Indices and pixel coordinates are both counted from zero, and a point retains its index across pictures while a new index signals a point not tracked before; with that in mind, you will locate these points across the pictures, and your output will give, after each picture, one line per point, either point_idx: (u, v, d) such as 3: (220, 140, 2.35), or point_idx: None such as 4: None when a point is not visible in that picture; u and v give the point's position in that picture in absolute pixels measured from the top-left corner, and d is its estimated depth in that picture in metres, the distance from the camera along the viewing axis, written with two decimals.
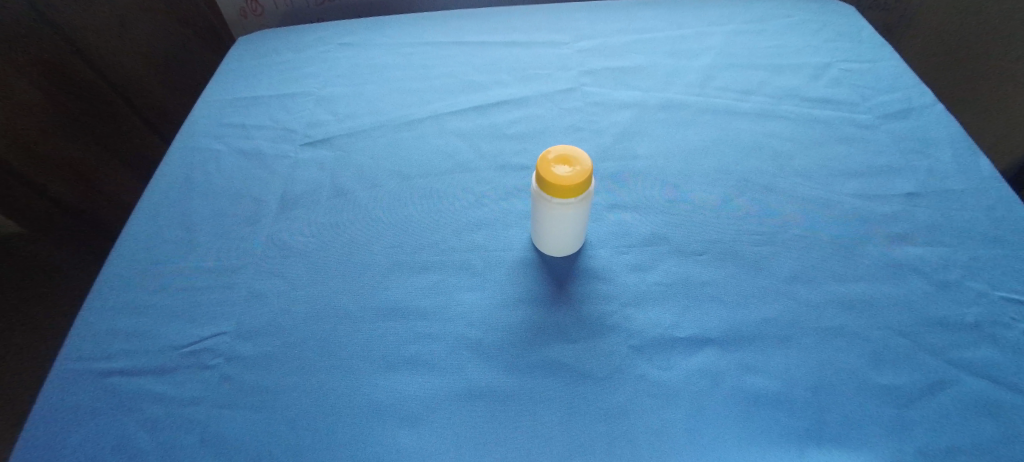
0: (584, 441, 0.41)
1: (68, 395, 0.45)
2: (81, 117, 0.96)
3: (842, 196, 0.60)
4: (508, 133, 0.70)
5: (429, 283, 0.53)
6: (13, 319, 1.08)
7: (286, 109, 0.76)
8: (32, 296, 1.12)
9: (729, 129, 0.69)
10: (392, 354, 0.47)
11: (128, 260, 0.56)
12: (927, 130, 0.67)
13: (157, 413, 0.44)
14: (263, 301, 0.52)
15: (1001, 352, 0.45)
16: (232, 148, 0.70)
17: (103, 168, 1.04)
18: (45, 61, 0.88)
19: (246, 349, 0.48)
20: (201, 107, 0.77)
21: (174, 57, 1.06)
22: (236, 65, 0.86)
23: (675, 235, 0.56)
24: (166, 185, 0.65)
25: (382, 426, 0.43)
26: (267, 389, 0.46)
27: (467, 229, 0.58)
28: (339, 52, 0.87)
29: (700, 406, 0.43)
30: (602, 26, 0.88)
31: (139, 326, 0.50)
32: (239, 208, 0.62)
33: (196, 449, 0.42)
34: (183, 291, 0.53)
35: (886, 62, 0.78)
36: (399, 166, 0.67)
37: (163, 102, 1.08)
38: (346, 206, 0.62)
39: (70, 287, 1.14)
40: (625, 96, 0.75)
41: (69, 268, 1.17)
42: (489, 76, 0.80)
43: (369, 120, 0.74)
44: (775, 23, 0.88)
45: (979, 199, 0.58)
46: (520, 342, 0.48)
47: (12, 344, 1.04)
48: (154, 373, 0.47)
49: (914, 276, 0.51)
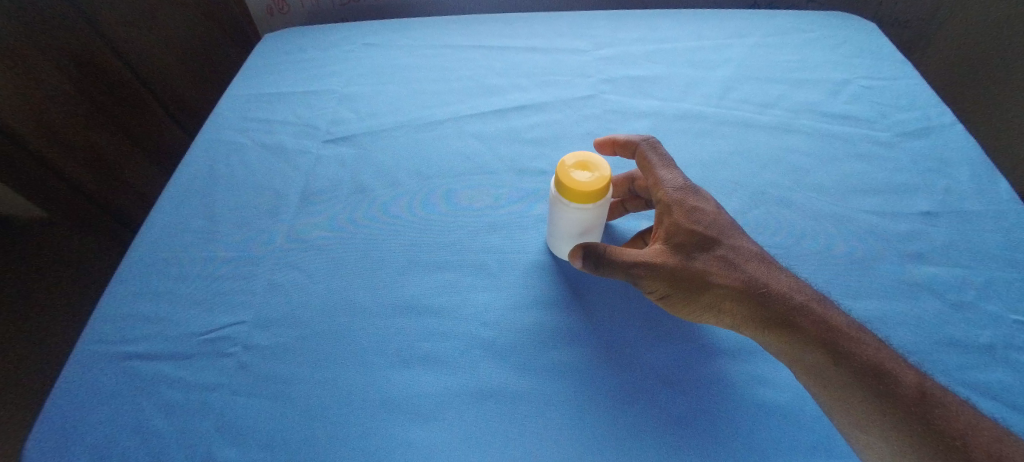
0: (595, 443, 0.42)
1: (90, 376, 0.47)
2: (104, 106, 0.97)
3: (858, 212, 0.60)
4: (526, 137, 0.71)
5: (444, 282, 0.54)
6: (31, 315, 1.08)
7: (309, 105, 0.78)
8: (50, 292, 1.11)
9: (746, 142, 0.69)
10: (406, 351, 0.48)
11: (152, 247, 0.58)
12: (946, 149, 0.67)
13: (174, 397, 0.46)
14: (281, 292, 0.53)
15: (1013, 375, 0.45)
16: (255, 142, 0.72)
17: (127, 160, 1.05)
18: (78, 54, 0.90)
19: (262, 339, 0.50)
20: (226, 100, 0.79)
21: (199, 52, 1.09)
22: (261, 61, 0.88)
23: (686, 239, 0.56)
24: (190, 175, 0.67)
25: (395, 420, 0.44)
26: (282, 379, 0.47)
27: (482, 231, 0.59)
28: (362, 51, 0.89)
29: (710, 414, 0.43)
30: (622, 34, 0.89)
31: (160, 312, 0.52)
32: (260, 201, 0.63)
33: (212, 433, 0.44)
34: (203, 280, 0.55)
35: (907, 80, 0.78)
36: (417, 166, 0.68)
37: (187, 97, 1.11)
38: (365, 204, 0.63)
39: (88, 282, 1.13)
40: (642, 105, 0.75)
41: (86, 262, 1.15)
42: (508, 80, 0.81)
43: (389, 119, 0.75)
44: (797, 37, 0.88)
45: (997, 220, 0.58)
46: (532, 344, 0.48)
47: (29, 341, 1.04)
48: (173, 357, 0.48)
49: (928, 295, 0.51)
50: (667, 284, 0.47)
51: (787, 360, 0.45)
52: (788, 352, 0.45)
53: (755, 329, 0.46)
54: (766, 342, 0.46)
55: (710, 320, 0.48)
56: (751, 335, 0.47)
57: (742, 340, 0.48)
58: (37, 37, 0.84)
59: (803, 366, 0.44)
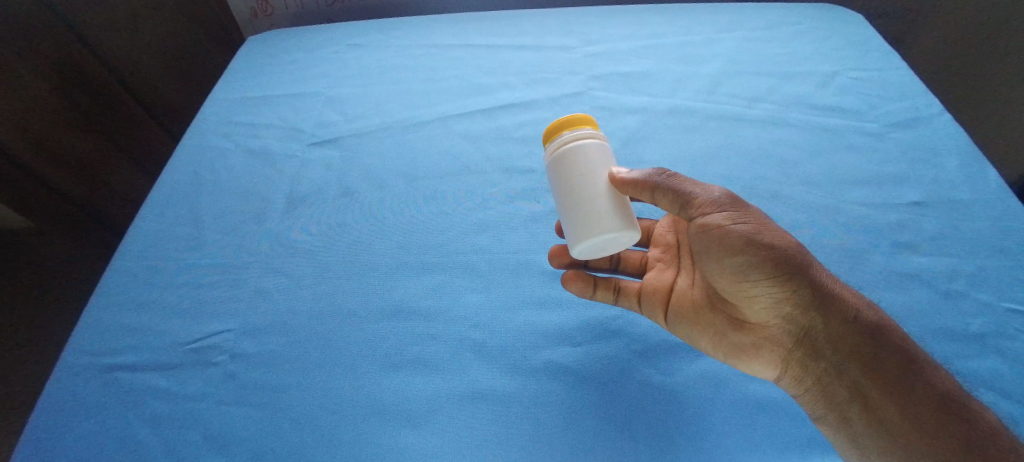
0: (589, 444, 0.42)
1: (73, 389, 0.46)
2: (88, 110, 0.94)
3: (848, 204, 0.60)
4: (515, 136, 0.71)
5: (433, 284, 0.53)
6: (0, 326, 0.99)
7: (294, 108, 0.77)
8: (22, 300, 1.03)
9: (736, 136, 0.69)
10: (395, 355, 0.48)
11: (136, 255, 0.57)
12: (935, 140, 0.67)
13: (161, 409, 0.45)
14: (268, 298, 0.53)
15: (1004, 363, 0.45)
16: (240, 146, 0.71)
17: (112, 166, 1.01)
18: (59, 58, 0.88)
19: (249, 346, 0.49)
20: (210, 105, 0.78)
21: (183, 55, 1.09)
22: (245, 64, 0.87)
23: (658, 258, 0.55)
24: (174, 181, 0.65)
25: (386, 426, 0.43)
26: (271, 387, 0.46)
27: (472, 232, 0.58)
28: (347, 53, 0.88)
29: (702, 411, 0.43)
30: (610, 31, 0.89)
31: (145, 321, 0.51)
32: (246, 205, 0.62)
33: (200, 444, 0.43)
34: (188, 288, 0.54)
35: (894, 71, 0.78)
36: (406, 167, 0.67)
37: (172, 100, 1.09)
38: (352, 207, 0.62)
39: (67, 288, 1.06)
40: (631, 101, 0.75)
41: (66, 267, 1.07)
42: (497, 79, 0.80)
43: (377, 121, 0.74)
44: (784, 30, 0.88)
45: (986, 209, 0.58)
46: (523, 345, 0.48)
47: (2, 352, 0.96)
48: (159, 368, 0.47)
49: (919, 286, 0.51)
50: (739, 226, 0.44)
51: (838, 345, 0.42)
52: (845, 333, 0.41)
53: (817, 307, 0.42)
54: (823, 325, 0.42)
55: (767, 289, 0.44)
56: (805, 317, 0.43)
57: (784, 328, 0.45)
58: (13, 40, 0.81)
59: (856, 350, 0.41)
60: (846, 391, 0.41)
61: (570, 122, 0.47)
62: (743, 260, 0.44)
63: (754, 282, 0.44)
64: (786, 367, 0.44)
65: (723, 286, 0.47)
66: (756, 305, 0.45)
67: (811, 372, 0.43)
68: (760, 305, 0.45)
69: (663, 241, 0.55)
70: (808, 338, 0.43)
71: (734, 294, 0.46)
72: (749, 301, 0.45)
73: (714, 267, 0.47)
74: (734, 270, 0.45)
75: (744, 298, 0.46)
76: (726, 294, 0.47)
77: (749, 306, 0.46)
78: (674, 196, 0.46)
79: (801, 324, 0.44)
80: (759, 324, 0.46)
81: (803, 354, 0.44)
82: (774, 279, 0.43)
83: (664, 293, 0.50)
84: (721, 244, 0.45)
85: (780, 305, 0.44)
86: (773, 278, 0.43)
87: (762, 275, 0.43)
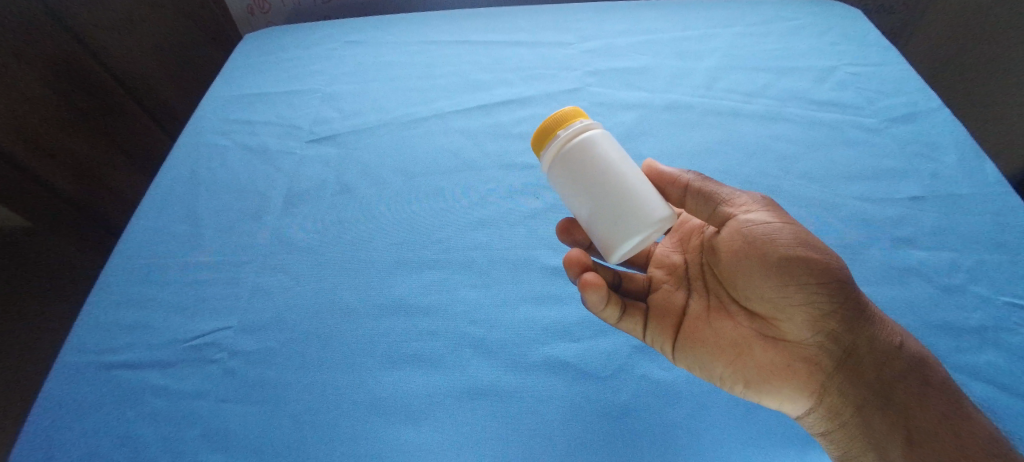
0: (589, 438, 0.42)
1: (71, 387, 0.46)
2: (84, 108, 0.93)
3: (846, 198, 0.60)
4: (512, 132, 0.70)
5: (431, 281, 0.53)
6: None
7: (291, 106, 0.77)
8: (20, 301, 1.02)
9: (734, 131, 0.69)
10: (394, 351, 0.48)
11: (134, 253, 0.57)
12: (933, 134, 0.67)
13: (160, 407, 0.45)
14: (266, 295, 0.52)
15: (1003, 357, 0.45)
16: (237, 144, 0.70)
17: (110, 165, 1.00)
18: (54, 57, 0.87)
19: (249, 343, 0.49)
20: (207, 103, 0.78)
21: (179, 53, 1.08)
22: (241, 62, 0.86)
23: (662, 280, 0.52)
24: (171, 180, 0.65)
25: (386, 422, 0.43)
26: (270, 384, 0.46)
27: (471, 228, 0.58)
28: (344, 50, 0.88)
29: (701, 406, 0.43)
30: (606, 27, 0.88)
31: (143, 319, 0.51)
32: (244, 203, 0.62)
33: (199, 441, 0.43)
34: (186, 286, 0.53)
35: (891, 66, 0.78)
36: (404, 164, 0.67)
37: (168, 98, 1.08)
38: (350, 204, 0.62)
39: (63, 287, 1.05)
40: (629, 97, 0.75)
41: (60, 267, 1.07)
42: (494, 75, 0.80)
43: (374, 118, 0.74)
44: (781, 26, 0.88)
45: (985, 203, 0.58)
46: (522, 341, 0.48)
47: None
48: (157, 366, 0.47)
49: (918, 280, 0.51)
50: (791, 241, 0.43)
51: (882, 369, 0.41)
52: (889, 357, 0.41)
53: (862, 329, 0.42)
54: (867, 349, 0.42)
55: (818, 308, 0.42)
56: (849, 340, 0.42)
57: (823, 351, 0.43)
58: (11, 41, 0.80)
59: (898, 375, 0.41)
60: (888, 421, 0.40)
61: (574, 113, 0.46)
62: (799, 277, 0.42)
63: (805, 301, 0.42)
64: (821, 393, 0.43)
65: (758, 302, 0.45)
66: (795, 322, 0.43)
67: (849, 398, 0.42)
68: (802, 325, 0.43)
69: (667, 261, 0.54)
70: (849, 363, 0.42)
71: (770, 310, 0.44)
72: (789, 321, 0.44)
73: (756, 284, 0.44)
74: (785, 287, 0.43)
75: (785, 316, 0.44)
76: (760, 309, 0.45)
77: (787, 326, 0.44)
78: (708, 200, 0.48)
79: (841, 347, 0.43)
80: (793, 346, 0.44)
81: (842, 380, 0.42)
82: (828, 298, 0.42)
83: (675, 319, 0.48)
84: (767, 259, 0.43)
85: (825, 326, 0.43)
86: (825, 290, 0.41)
87: (818, 293, 0.42)
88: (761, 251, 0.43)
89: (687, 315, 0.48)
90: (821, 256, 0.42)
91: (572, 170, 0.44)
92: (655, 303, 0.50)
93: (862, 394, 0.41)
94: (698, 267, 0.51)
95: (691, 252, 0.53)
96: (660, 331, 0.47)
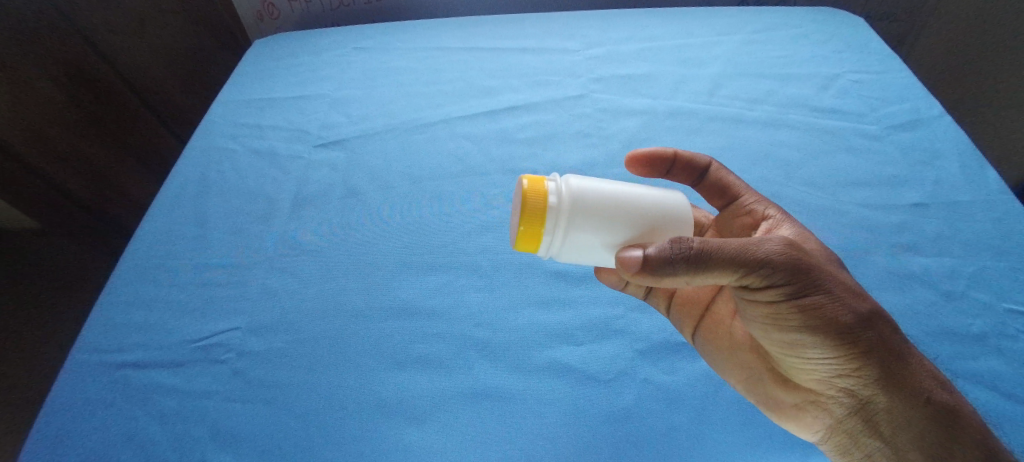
0: (592, 441, 0.42)
1: (82, 386, 0.47)
2: (94, 111, 0.94)
3: (848, 205, 0.60)
4: (517, 137, 0.71)
5: (437, 284, 0.54)
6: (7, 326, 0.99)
7: (300, 110, 0.78)
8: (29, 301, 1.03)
9: (738, 138, 0.70)
10: (401, 353, 0.48)
11: (144, 255, 0.58)
12: (936, 142, 0.67)
13: (169, 406, 0.45)
14: (274, 297, 0.53)
15: (1005, 364, 0.45)
16: (246, 148, 0.71)
17: (118, 167, 1.01)
18: (66, 59, 0.88)
19: (257, 344, 0.50)
20: (218, 107, 0.79)
21: (188, 57, 1.10)
22: (251, 67, 0.88)
23: None
24: (182, 183, 0.66)
25: (390, 423, 0.44)
26: (278, 385, 0.47)
27: (476, 232, 0.59)
28: (352, 55, 0.89)
29: (702, 410, 0.44)
30: (612, 34, 0.89)
31: (153, 320, 0.51)
32: (253, 206, 0.63)
33: (207, 441, 0.43)
34: (195, 288, 0.54)
35: (895, 74, 0.78)
36: (410, 168, 0.68)
37: (177, 101, 1.09)
38: (358, 207, 0.63)
39: (70, 288, 1.06)
40: (633, 103, 0.75)
41: (66, 267, 1.07)
42: (500, 81, 0.81)
43: (381, 122, 0.75)
44: (785, 33, 0.88)
45: (987, 211, 0.58)
46: (527, 344, 0.49)
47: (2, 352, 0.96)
48: (166, 366, 0.48)
49: (920, 286, 0.51)
50: (791, 296, 0.34)
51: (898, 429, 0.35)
52: (912, 420, 0.34)
53: (880, 385, 0.35)
54: (885, 408, 0.35)
55: (821, 360, 0.36)
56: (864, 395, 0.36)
57: (837, 398, 0.38)
58: (21, 46, 0.81)
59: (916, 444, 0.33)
60: None
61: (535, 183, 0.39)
62: (794, 331, 0.36)
63: (806, 351, 0.37)
64: (832, 431, 0.39)
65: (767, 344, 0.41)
66: (804, 370, 0.39)
67: (859, 445, 0.37)
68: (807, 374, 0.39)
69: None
70: (862, 415, 0.36)
71: (778, 354, 0.40)
72: (796, 366, 0.39)
73: (759, 326, 0.39)
74: (783, 335, 0.37)
75: (793, 362, 0.39)
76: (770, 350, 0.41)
77: (795, 370, 0.40)
78: (714, 276, 0.35)
79: (855, 398, 0.37)
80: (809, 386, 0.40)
81: (856, 427, 0.37)
82: (831, 353, 0.35)
83: (694, 314, 0.49)
84: (764, 309, 0.37)
85: (835, 377, 0.37)
86: (824, 349, 0.35)
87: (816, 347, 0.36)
88: (757, 300, 0.37)
89: (713, 312, 0.48)
90: (825, 312, 0.34)
91: (593, 228, 0.39)
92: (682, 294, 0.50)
93: (876, 450, 0.36)
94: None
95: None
96: (680, 323, 0.49)
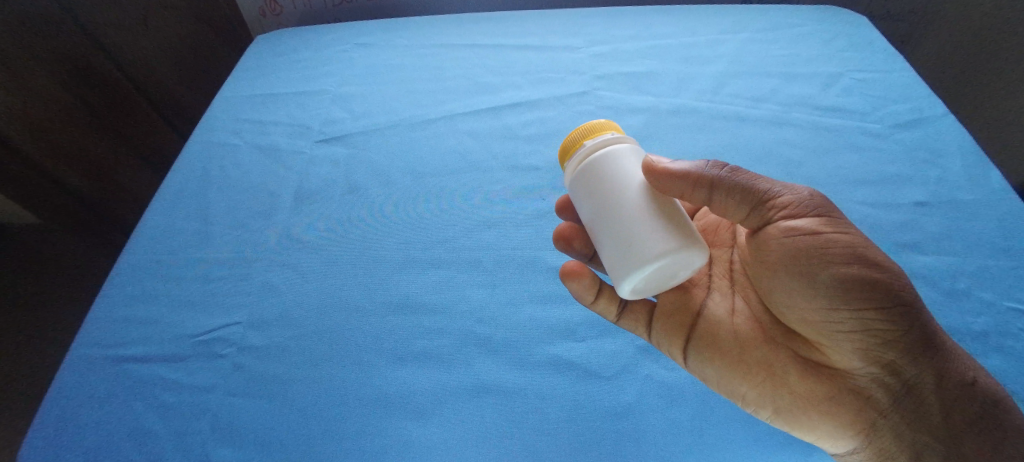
0: (594, 438, 0.42)
1: (83, 379, 0.47)
2: (95, 106, 0.94)
3: (851, 203, 0.60)
4: (519, 134, 0.71)
5: (439, 280, 0.54)
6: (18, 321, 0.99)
7: (301, 106, 0.78)
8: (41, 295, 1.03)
9: (741, 136, 0.69)
10: (404, 349, 0.48)
11: (147, 249, 0.58)
12: (940, 141, 0.67)
13: (170, 400, 0.45)
14: (276, 292, 0.53)
15: (1008, 363, 0.45)
16: (247, 143, 0.71)
17: (118, 163, 1.01)
18: (68, 56, 0.87)
19: (257, 339, 0.50)
20: (219, 103, 0.79)
21: (191, 53, 1.10)
22: (253, 62, 0.88)
23: None
24: (184, 178, 0.66)
25: (394, 418, 0.44)
26: (279, 379, 0.47)
27: (478, 229, 0.59)
28: (354, 52, 0.89)
29: (705, 407, 0.43)
30: (614, 31, 0.89)
31: (153, 315, 0.51)
32: (254, 201, 0.63)
33: (208, 435, 0.43)
34: (197, 282, 0.54)
35: (900, 73, 0.78)
36: (412, 164, 0.68)
37: (179, 98, 1.09)
38: (358, 202, 0.63)
39: (65, 282, 1.05)
40: (636, 100, 0.75)
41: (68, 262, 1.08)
42: (502, 78, 0.81)
43: (382, 119, 0.75)
44: (788, 31, 0.88)
45: (991, 210, 0.58)
46: (527, 341, 0.48)
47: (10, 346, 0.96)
48: (167, 360, 0.48)
49: (923, 285, 0.51)
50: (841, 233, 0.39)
51: (949, 411, 0.37)
52: (957, 391, 0.37)
53: (922, 364, 0.38)
54: (932, 385, 0.38)
55: (868, 335, 0.39)
56: (911, 373, 0.39)
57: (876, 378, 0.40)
58: (21, 37, 0.80)
59: (973, 417, 0.37)
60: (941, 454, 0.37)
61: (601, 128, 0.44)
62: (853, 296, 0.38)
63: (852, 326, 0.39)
64: (873, 430, 0.41)
65: (807, 327, 0.42)
66: (846, 352, 0.41)
67: (903, 441, 0.39)
68: (850, 356, 0.41)
69: None
70: (906, 399, 0.39)
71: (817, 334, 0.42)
72: (838, 350, 0.42)
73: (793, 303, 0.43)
74: (829, 314, 0.40)
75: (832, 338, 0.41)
76: (810, 332, 0.43)
77: (834, 353, 0.42)
78: (741, 195, 0.42)
79: (897, 382, 0.39)
80: (841, 373, 0.42)
81: (891, 407, 0.40)
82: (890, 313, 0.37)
83: (689, 316, 0.48)
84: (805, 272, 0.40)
85: (882, 348, 0.39)
86: (886, 311, 0.37)
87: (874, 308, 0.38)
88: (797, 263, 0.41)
89: (710, 314, 0.48)
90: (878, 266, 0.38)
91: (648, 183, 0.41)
92: (671, 304, 0.49)
93: (916, 429, 0.39)
94: (724, 268, 0.51)
95: (720, 248, 0.52)
96: (675, 327, 0.47)
